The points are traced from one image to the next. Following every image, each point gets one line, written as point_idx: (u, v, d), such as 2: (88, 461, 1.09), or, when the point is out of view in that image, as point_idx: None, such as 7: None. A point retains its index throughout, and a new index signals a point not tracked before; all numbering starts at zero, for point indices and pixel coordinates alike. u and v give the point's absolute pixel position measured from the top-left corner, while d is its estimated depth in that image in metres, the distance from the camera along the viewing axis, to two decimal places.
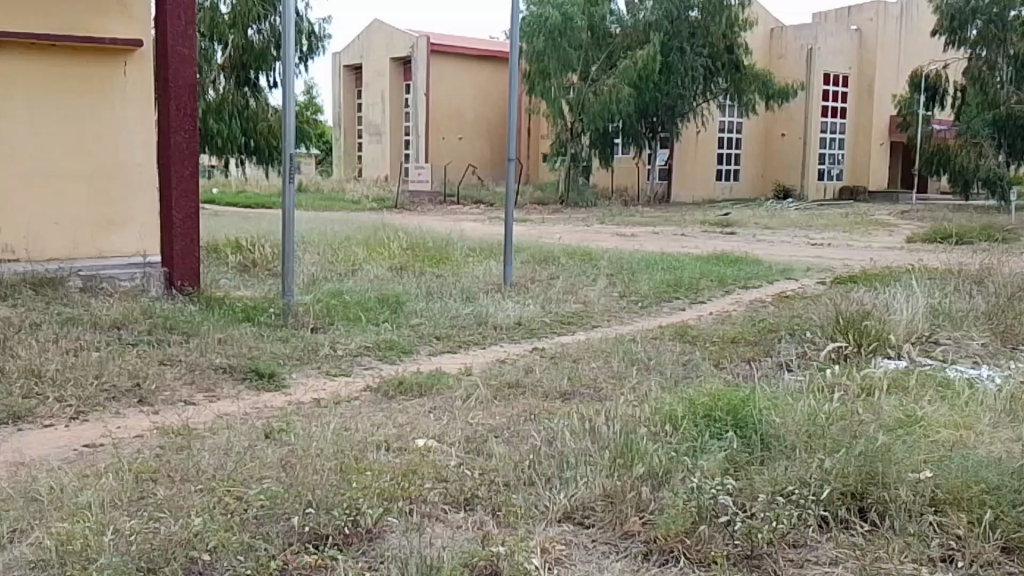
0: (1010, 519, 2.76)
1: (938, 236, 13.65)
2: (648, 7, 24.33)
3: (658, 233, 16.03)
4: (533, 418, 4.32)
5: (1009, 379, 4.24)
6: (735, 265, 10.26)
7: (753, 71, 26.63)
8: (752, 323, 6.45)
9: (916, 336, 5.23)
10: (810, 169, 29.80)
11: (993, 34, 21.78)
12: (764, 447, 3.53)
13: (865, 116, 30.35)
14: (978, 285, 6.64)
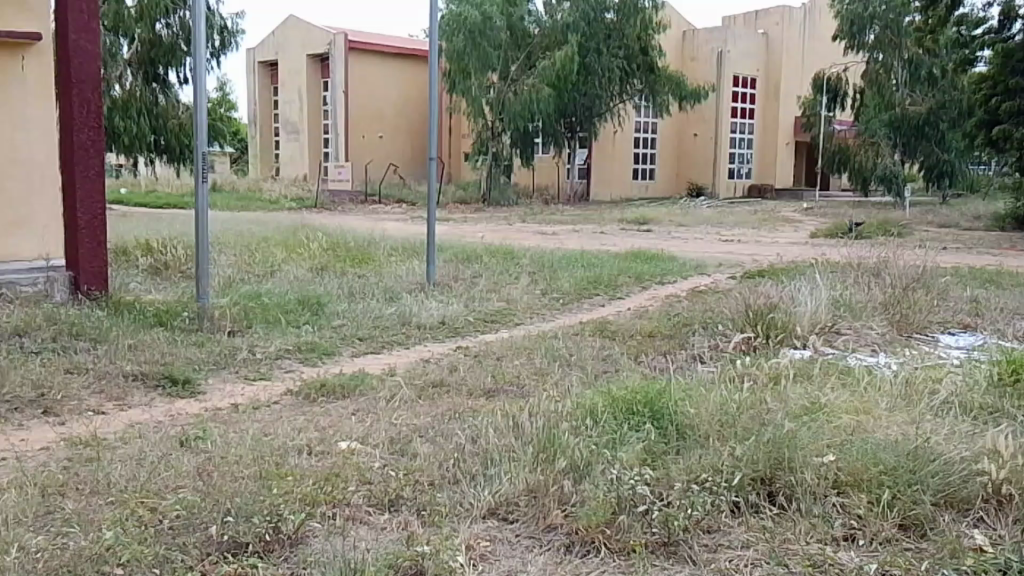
0: (906, 498, 2.93)
1: (840, 232, 14.30)
2: (565, 8, 24.67)
3: (578, 231, 16.25)
4: (457, 417, 4.34)
5: (904, 365, 4.50)
6: (650, 262, 10.50)
7: (667, 72, 27.30)
8: (668, 317, 6.65)
9: (820, 327, 5.48)
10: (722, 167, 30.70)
11: (889, 39, 22.80)
12: (679, 437, 3.66)
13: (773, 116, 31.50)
14: (875, 275, 7.00)
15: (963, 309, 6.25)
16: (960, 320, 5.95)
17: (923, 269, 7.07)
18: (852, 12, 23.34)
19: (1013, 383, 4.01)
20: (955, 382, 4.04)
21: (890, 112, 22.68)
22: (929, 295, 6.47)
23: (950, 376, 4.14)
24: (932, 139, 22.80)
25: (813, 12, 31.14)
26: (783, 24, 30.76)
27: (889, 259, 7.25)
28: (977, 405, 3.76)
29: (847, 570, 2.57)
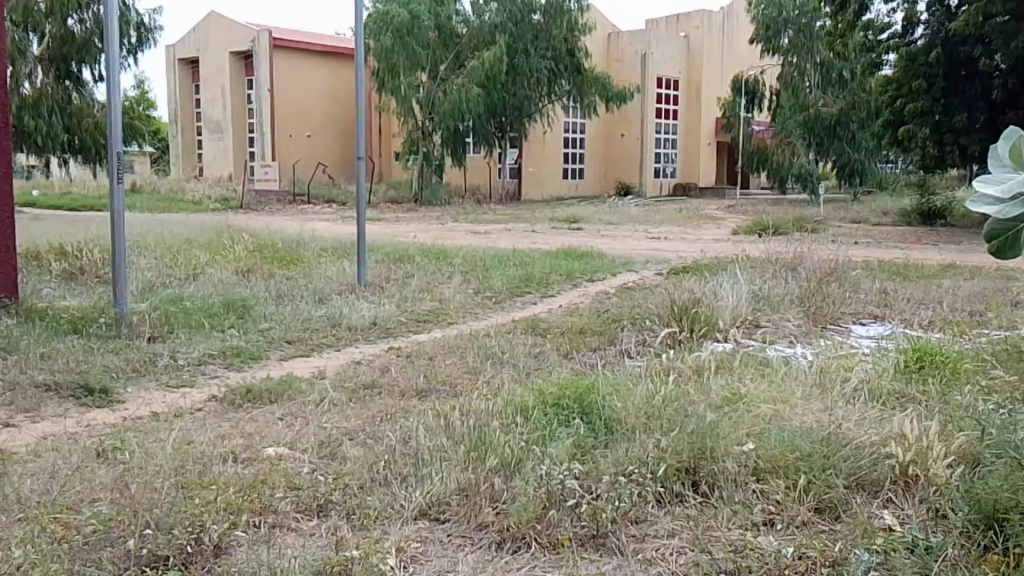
0: (821, 482, 3.06)
1: (760, 228, 14.75)
2: (492, 9, 24.80)
3: (510, 229, 16.31)
4: (388, 418, 4.32)
5: (819, 355, 4.68)
6: (580, 260, 10.63)
7: (594, 73, 27.67)
8: (598, 313, 6.75)
9: (740, 321, 5.65)
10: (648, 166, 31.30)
11: (802, 43, 23.58)
12: (607, 430, 3.73)
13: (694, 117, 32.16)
14: (792, 269, 7.27)
15: (874, 300, 6.52)
16: (871, 311, 6.20)
17: (836, 263, 7.36)
18: (768, 16, 24.02)
19: (918, 370, 4.22)
20: (865, 370, 4.23)
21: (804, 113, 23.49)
22: (842, 288, 6.74)
23: (860, 365, 4.33)
24: (844, 140, 23.79)
25: (731, 16, 31.87)
26: (702, 27, 31.38)
27: (804, 254, 7.50)
28: (886, 391, 3.93)
29: (767, 554, 2.65)
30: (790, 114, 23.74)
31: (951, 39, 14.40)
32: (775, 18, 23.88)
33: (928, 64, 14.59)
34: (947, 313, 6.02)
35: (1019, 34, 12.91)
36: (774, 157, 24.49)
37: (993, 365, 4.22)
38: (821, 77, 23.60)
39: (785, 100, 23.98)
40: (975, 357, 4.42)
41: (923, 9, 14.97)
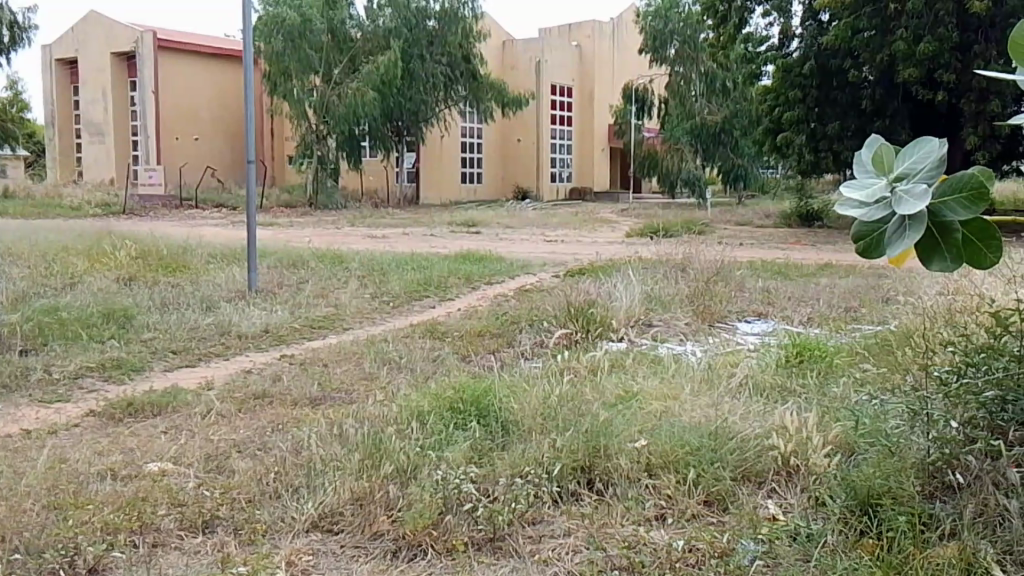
0: (709, 475, 3.14)
1: (651, 230, 15.17)
2: (386, 14, 24.65)
3: (408, 233, 16.17)
4: (280, 428, 4.17)
5: (707, 352, 4.83)
6: (478, 262, 10.63)
7: (489, 80, 27.89)
8: (496, 316, 6.75)
9: (633, 320, 5.76)
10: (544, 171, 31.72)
11: (687, 54, 24.64)
12: (505, 432, 3.73)
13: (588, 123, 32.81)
14: (681, 270, 7.50)
15: (757, 299, 6.78)
16: (755, 308, 6.44)
17: (723, 263, 7.63)
18: (655, 28, 25.14)
19: (798, 363, 4.42)
20: (750, 365, 4.39)
21: (691, 121, 24.37)
22: (728, 287, 6.99)
23: (745, 360, 4.50)
24: (728, 146, 24.52)
25: (621, 26, 32.72)
26: (594, 36, 32.09)
27: (692, 255, 7.75)
28: (769, 384, 4.09)
29: (658, 548, 2.70)
30: (677, 121, 24.60)
31: (823, 52, 15.22)
32: (662, 30, 25.01)
33: (803, 75, 15.39)
34: (825, 310, 6.31)
35: (884, 47, 13.73)
36: (663, 162, 25.77)
37: (865, 357, 4.46)
38: (706, 86, 24.46)
39: (673, 107, 24.84)
40: (851, 350, 4.67)
41: (797, 24, 15.80)
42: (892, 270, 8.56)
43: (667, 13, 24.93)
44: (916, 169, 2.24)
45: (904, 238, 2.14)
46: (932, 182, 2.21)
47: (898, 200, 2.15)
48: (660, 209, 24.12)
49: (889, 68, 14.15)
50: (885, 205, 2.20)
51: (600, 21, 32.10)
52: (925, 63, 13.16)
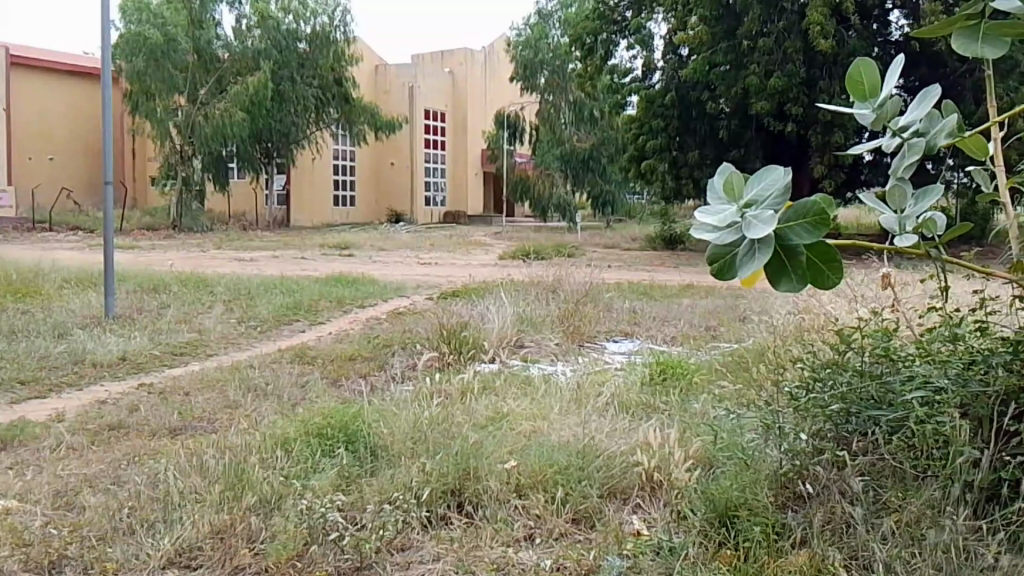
0: (577, 493, 3.16)
1: (524, 253, 15.41)
2: (255, 35, 24.08)
3: (278, 256, 15.71)
4: (137, 461, 3.91)
5: (576, 372, 4.92)
6: (350, 285, 10.46)
7: (362, 103, 27.70)
8: (367, 339, 6.63)
9: (505, 341, 5.80)
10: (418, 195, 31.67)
11: (556, 83, 25.39)
12: (374, 458, 3.65)
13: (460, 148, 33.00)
14: (552, 292, 7.63)
15: (623, 319, 6.99)
16: (622, 329, 6.63)
17: (591, 286, 7.81)
18: (526, 57, 25.85)
19: (662, 381, 4.58)
20: (616, 384, 4.50)
21: (561, 147, 25.06)
22: (597, 308, 7.17)
23: (612, 379, 4.61)
24: (596, 172, 25.30)
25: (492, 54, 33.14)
26: (466, 63, 32.28)
27: (563, 277, 7.89)
28: (634, 402, 4.20)
29: (527, 568, 2.70)
30: (547, 148, 25.25)
31: (683, 85, 16.06)
32: (532, 59, 25.76)
33: (665, 105, 16.21)
34: (686, 329, 6.57)
35: (738, 81, 14.66)
36: (535, 185, 26.33)
37: (722, 374, 4.66)
38: (575, 114, 25.20)
39: (543, 134, 25.46)
40: (711, 367, 4.87)
41: (659, 57, 16.65)
42: (745, 290, 9.06)
43: (538, 43, 25.77)
44: (764, 196, 2.36)
45: (754, 260, 2.26)
46: (779, 209, 2.33)
47: (748, 225, 2.27)
48: (532, 233, 24.59)
49: (743, 100, 15.06)
50: (736, 229, 2.32)
51: (472, 49, 32.53)
52: (775, 96, 14.09)
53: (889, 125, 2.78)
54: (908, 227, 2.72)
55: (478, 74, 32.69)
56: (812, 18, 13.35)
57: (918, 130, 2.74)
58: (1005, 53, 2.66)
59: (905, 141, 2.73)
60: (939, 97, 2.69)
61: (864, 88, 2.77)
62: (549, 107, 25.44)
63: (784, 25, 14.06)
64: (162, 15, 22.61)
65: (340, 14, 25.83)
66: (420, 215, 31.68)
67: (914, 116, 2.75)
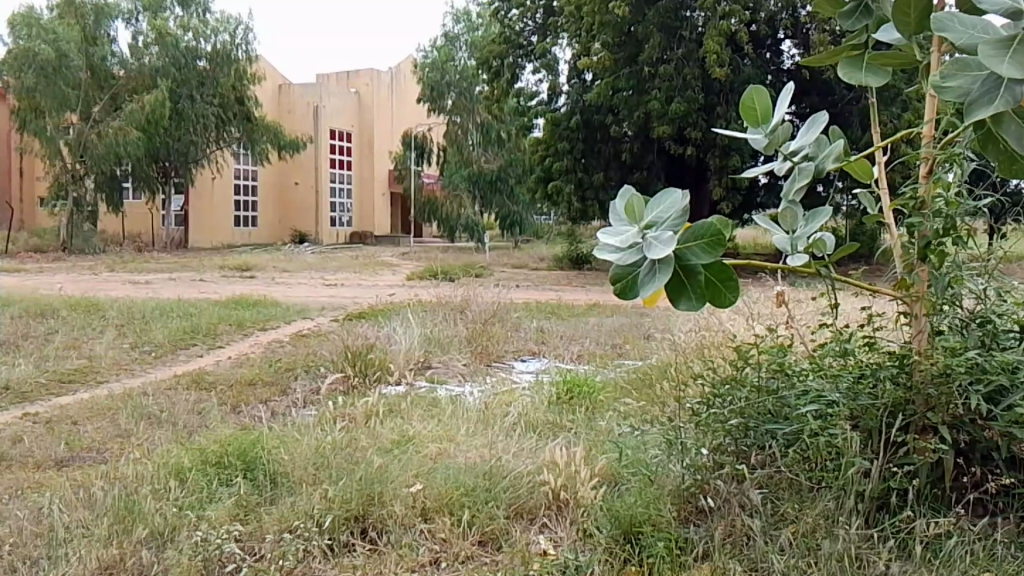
0: (483, 515, 3.12)
1: (432, 273, 15.35)
2: (153, 53, 23.33)
3: (174, 279, 15.15)
4: (18, 495, 3.66)
5: (483, 392, 4.89)
6: (250, 307, 10.15)
7: (265, 122, 27.11)
8: (269, 363, 6.43)
9: (412, 362, 5.72)
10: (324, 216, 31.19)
11: (463, 105, 25.55)
12: (273, 485, 3.52)
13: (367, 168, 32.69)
14: (459, 312, 7.60)
15: (531, 339, 7.01)
16: (529, 348, 6.65)
17: (497, 306, 7.81)
18: (433, 79, 26.00)
19: (568, 400, 4.61)
20: (523, 403, 4.49)
21: (468, 169, 25.20)
22: (504, 328, 7.17)
23: (520, 398, 4.60)
24: (504, 193, 25.50)
25: (399, 75, 32.99)
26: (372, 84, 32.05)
27: (470, 298, 7.87)
28: (541, 421, 4.20)
29: None
30: (455, 169, 25.33)
31: (587, 108, 16.42)
32: (439, 81, 25.93)
33: (570, 128, 16.52)
34: (591, 348, 6.64)
35: (640, 105, 15.11)
36: (444, 207, 25.94)
37: (626, 392, 4.72)
38: (482, 136, 25.33)
39: (451, 155, 25.53)
40: (616, 385, 4.94)
41: (564, 81, 17.00)
42: (647, 309, 9.25)
43: (444, 65, 26.05)
44: (663, 218, 2.40)
45: (654, 280, 2.30)
46: (677, 230, 2.37)
47: (649, 246, 2.31)
48: (440, 253, 24.56)
49: (645, 125, 15.49)
50: (636, 250, 2.37)
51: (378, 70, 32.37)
52: (675, 121, 14.56)
53: (780, 149, 2.88)
54: (798, 247, 2.83)
55: (384, 95, 32.52)
56: (709, 47, 13.86)
57: (808, 154, 2.83)
58: (885, 82, 2.81)
59: (795, 164, 2.83)
60: (825, 124, 2.80)
61: (757, 113, 2.90)
62: (457, 128, 25.55)
63: (683, 52, 14.56)
64: (55, 30, 21.44)
65: (242, 32, 25.30)
66: (325, 235, 31.20)
67: (803, 141, 2.86)
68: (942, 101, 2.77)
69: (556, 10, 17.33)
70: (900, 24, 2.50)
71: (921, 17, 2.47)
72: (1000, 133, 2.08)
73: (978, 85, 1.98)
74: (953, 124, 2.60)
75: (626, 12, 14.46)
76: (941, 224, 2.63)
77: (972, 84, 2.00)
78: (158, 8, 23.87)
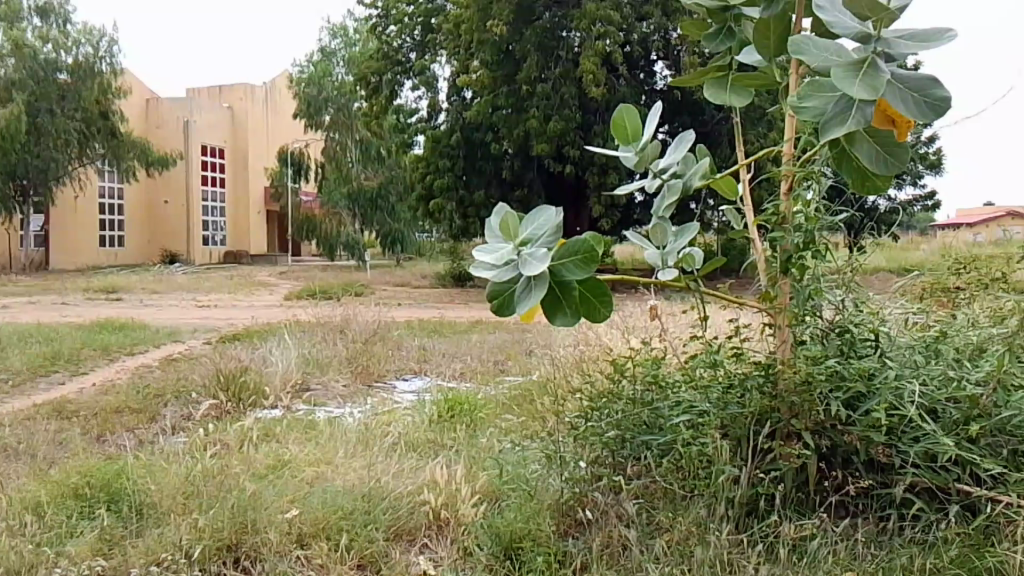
0: (361, 539, 3.02)
1: (310, 293, 15.02)
2: (10, 65, 22.02)
3: (33, 303, 14.19)
4: None
5: (363, 413, 4.80)
6: (115, 331, 9.61)
7: (132, 138, 25.80)
8: (136, 389, 6.08)
9: (289, 385, 5.55)
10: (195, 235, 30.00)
11: (342, 121, 25.18)
12: (139, 517, 3.32)
13: (241, 185, 31.70)
14: (339, 332, 7.43)
15: (413, 357, 6.94)
16: (412, 367, 6.59)
17: (377, 325, 7.70)
18: (309, 94, 25.49)
19: (449, 418, 4.59)
20: (404, 423, 4.44)
21: (348, 186, 24.83)
22: (386, 348, 7.09)
23: (401, 418, 4.55)
24: (385, 210, 25.27)
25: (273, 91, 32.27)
26: (245, 99, 31.24)
27: (350, 317, 7.73)
28: (422, 440, 4.16)
29: None
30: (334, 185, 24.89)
31: (467, 126, 16.56)
32: (316, 96, 25.38)
33: (450, 145, 16.63)
34: (474, 365, 6.64)
35: (519, 124, 15.37)
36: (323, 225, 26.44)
37: (506, 409, 4.74)
38: (361, 153, 25.00)
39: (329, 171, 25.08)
40: (497, 402, 4.96)
41: (443, 98, 17.10)
42: (529, 325, 9.35)
43: (321, 80, 25.60)
44: (538, 234, 2.43)
45: (530, 297, 2.32)
46: (552, 246, 2.39)
47: (523, 263, 2.32)
48: (319, 272, 24.04)
49: (525, 143, 15.75)
50: (512, 266, 2.38)
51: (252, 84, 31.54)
52: (554, 139, 14.86)
53: (650, 167, 2.98)
54: (669, 262, 2.92)
55: (258, 110, 31.71)
56: (585, 66, 14.25)
57: (676, 172, 2.95)
58: (747, 102, 2.99)
59: (664, 181, 2.93)
60: (692, 143, 2.92)
61: (627, 132, 3.00)
62: (335, 145, 25.14)
63: (560, 72, 14.93)
64: None
65: (106, 45, 24.17)
66: (196, 254, 30.00)
67: (672, 159, 2.97)
68: (798, 122, 2.95)
69: (434, 28, 17.49)
70: (760, 46, 2.67)
71: (779, 41, 2.64)
72: (852, 151, 2.24)
73: (831, 106, 2.14)
74: (809, 142, 2.77)
75: (504, 31, 14.74)
76: (801, 238, 2.73)
77: (826, 106, 2.15)
78: (16, 18, 22.92)
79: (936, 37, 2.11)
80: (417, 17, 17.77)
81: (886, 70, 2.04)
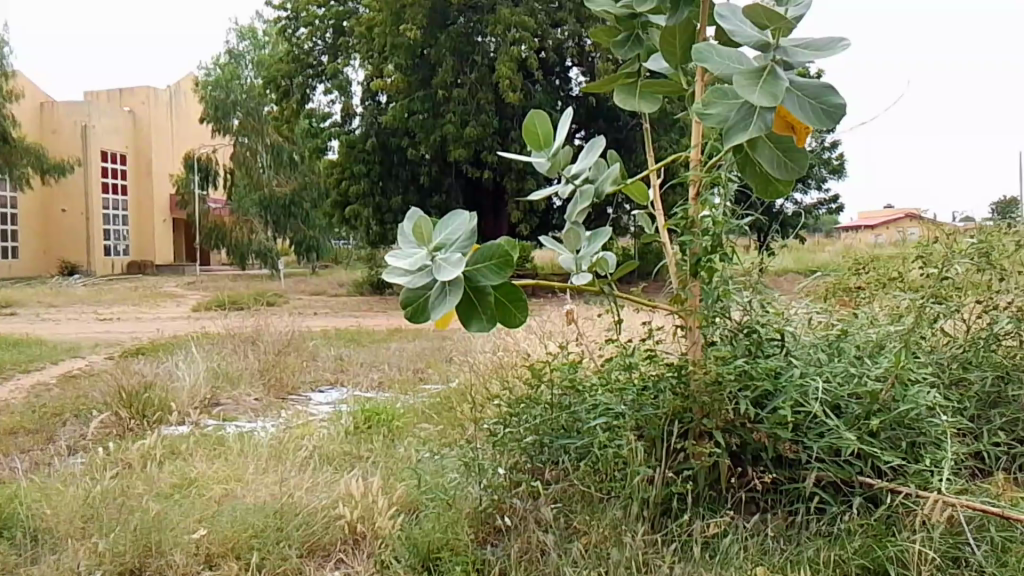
0: (273, 556, 2.91)
1: (220, 304, 14.56)
2: None
3: None
4: None
5: (278, 426, 4.67)
6: (9, 347, 9.12)
7: (25, 144, 24.50)
8: (29, 409, 5.76)
9: (198, 400, 5.36)
10: (96, 245, 28.74)
11: (251, 125, 24.50)
12: (34, 543, 3.12)
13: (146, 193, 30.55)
14: (252, 343, 7.21)
15: (329, 368, 6.80)
16: (328, 377, 6.48)
17: (291, 335, 7.51)
18: (216, 98, 24.94)
19: (366, 429, 4.50)
20: (319, 436, 4.33)
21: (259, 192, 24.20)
22: (300, 359, 6.94)
23: (316, 431, 4.44)
24: (299, 217, 24.84)
25: (178, 94, 31.29)
26: (148, 102, 30.17)
27: (262, 328, 7.50)
28: (338, 453, 4.07)
29: None
30: (244, 192, 24.25)
31: (383, 131, 16.42)
32: (223, 100, 24.88)
33: (366, 150, 16.49)
34: (391, 374, 6.55)
35: (435, 128, 15.31)
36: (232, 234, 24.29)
37: (425, 418, 4.69)
38: (272, 157, 24.42)
39: (238, 177, 24.34)
40: (417, 411, 4.88)
41: (357, 103, 16.91)
42: (448, 332, 9.29)
43: (228, 84, 25.28)
44: (452, 239, 2.39)
45: (444, 303, 2.28)
46: (465, 252, 2.36)
47: (437, 269, 2.28)
48: (230, 282, 23.34)
49: (441, 148, 15.70)
50: (426, 273, 2.34)
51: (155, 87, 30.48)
52: (471, 144, 14.84)
53: (563, 173, 2.98)
54: (583, 266, 2.92)
55: (163, 113, 30.67)
56: (501, 72, 14.30)
57: (587, 177, 2.96)
58: (656, 108, 3.03)
59: (577, 187, 2.95)
60: (603, 149, 2.93)
61: (538, 138, 2.99)
62: (245, 150, 24.31)
63: (476, 77, 14.98)
64: None
65: None
66: (98, 265, 28.76)
67: (584, 164, 2.98)
68: (704, 127, 3.00)
69: (347, 31, 17.33)
70: (667, 53, 2.72)
71: (685, 50, 2.70)
72: (755, 156, 2.29)
73: (735, 112, 2.17)
74: (716, 148, 2.82)
75: (417, 35, 14.73)
76: (709, 241, 2.78)
77: (729, 112, 2.18)
78: None
79: (830, 46, 2.17)
80: (328, 19, 17.61)
81: (784, 78, 2.09)
